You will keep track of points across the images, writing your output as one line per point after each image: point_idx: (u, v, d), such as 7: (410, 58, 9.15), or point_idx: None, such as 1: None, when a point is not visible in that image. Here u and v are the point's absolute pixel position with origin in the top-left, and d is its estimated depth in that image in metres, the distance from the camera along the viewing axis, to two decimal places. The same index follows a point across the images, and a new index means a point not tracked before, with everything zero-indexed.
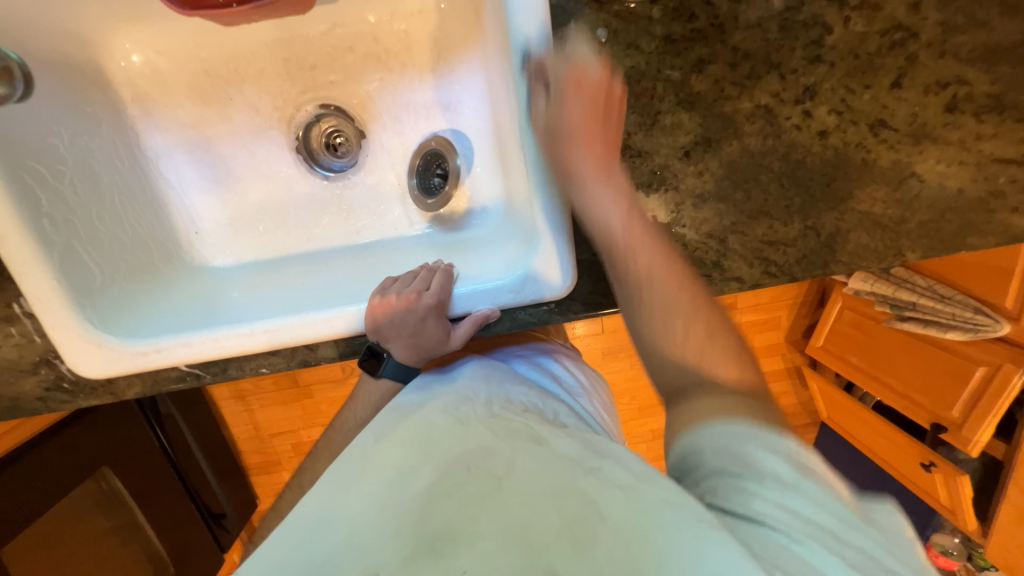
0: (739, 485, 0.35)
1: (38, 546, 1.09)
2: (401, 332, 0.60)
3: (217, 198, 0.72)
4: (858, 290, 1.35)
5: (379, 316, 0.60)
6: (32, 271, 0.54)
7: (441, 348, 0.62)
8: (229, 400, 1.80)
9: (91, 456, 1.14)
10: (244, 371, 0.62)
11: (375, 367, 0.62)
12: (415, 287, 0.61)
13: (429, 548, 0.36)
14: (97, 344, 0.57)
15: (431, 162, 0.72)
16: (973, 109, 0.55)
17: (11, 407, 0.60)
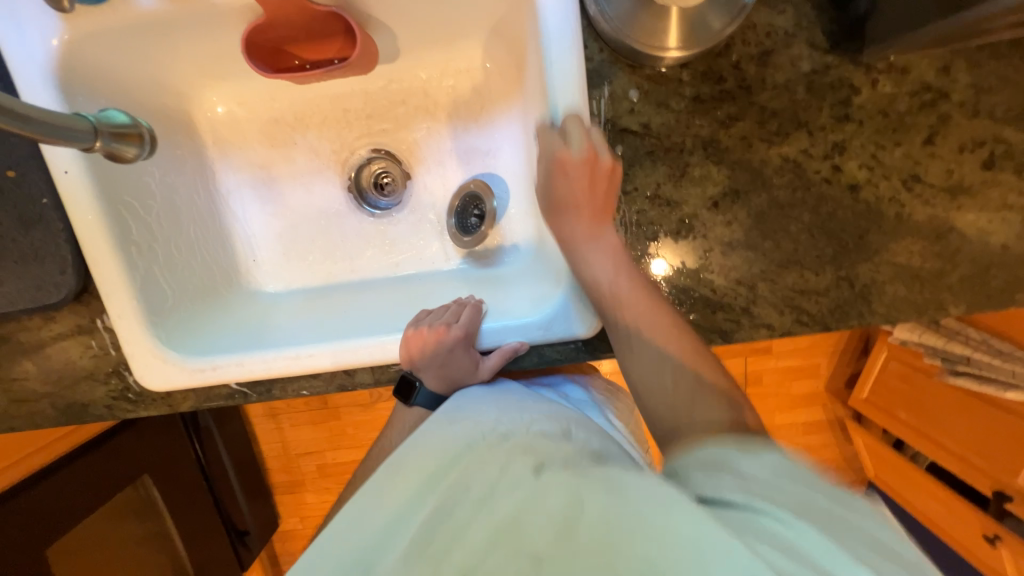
0: (719, 477, 0.41)
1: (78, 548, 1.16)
2: (432, 363, 0.63)
3: (274, 230, 0.79)
4: (903, 341, 1.26)
5: (414, 347, 0.63)
6: (118, 293, 0.60)
7: (469, 377, 0.65)
8: (262, 418, 1.86)
9: (136, 463, 1.21)
10: (286, 392, 0.66)
11: (407, 396, 0.66)
12: (445, 320, 0.64)
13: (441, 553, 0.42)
14: (163, 359, 0.63)
15: (469, 202, 0.77)
16: (1013, 167, 0.55)
17: (80, 413, 0.66)
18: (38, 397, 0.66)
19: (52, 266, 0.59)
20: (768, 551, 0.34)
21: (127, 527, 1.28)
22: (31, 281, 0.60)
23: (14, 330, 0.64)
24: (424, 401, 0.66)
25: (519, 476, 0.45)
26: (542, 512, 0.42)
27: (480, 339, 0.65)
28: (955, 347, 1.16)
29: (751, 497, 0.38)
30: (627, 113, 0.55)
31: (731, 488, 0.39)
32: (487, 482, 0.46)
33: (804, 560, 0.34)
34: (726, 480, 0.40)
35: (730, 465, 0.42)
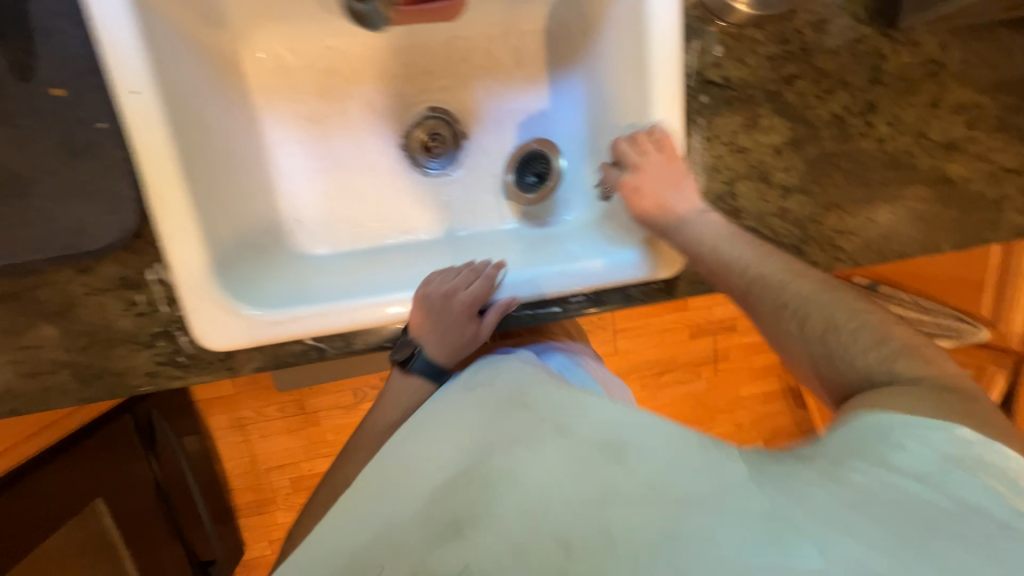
0: (875, 440, 0.42)
1: None
2: (466, 322, 0.64)
3: (321, 187, 0.74)
4: None
5: (402, 310, 0.61)
6: (185, 235, 0.54)
7: (472, 344, 0.66)
8: None
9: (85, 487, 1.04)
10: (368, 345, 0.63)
11: (404, 361, 0.65)
12: (456, 282, 0.63)
13: (456, 532, 0.43)
14: (232, 313, 0.56)
15: (529, 164, 0.78)
16: (985, 128, 0.70)
17: (114, 384, 0.57)
18: (57, 368, 0.56)
19: (103, 205, 0.53)
20: (828, 524, 0.37)
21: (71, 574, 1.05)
22: (74, 220, 0.53)
23: (33, 285, 0.54)
24: (421, 366, 0.66)
25: (538, 449, 0.48)
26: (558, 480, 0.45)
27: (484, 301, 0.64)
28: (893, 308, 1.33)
29: (876, 495, 0.38)
30: (711, 66, 0.62)
31: (817, 496, 0.39)
32: (502, 462, 0.48)
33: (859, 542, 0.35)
34: (888, 475, 0.40)
35: (893, 444, 0.42)
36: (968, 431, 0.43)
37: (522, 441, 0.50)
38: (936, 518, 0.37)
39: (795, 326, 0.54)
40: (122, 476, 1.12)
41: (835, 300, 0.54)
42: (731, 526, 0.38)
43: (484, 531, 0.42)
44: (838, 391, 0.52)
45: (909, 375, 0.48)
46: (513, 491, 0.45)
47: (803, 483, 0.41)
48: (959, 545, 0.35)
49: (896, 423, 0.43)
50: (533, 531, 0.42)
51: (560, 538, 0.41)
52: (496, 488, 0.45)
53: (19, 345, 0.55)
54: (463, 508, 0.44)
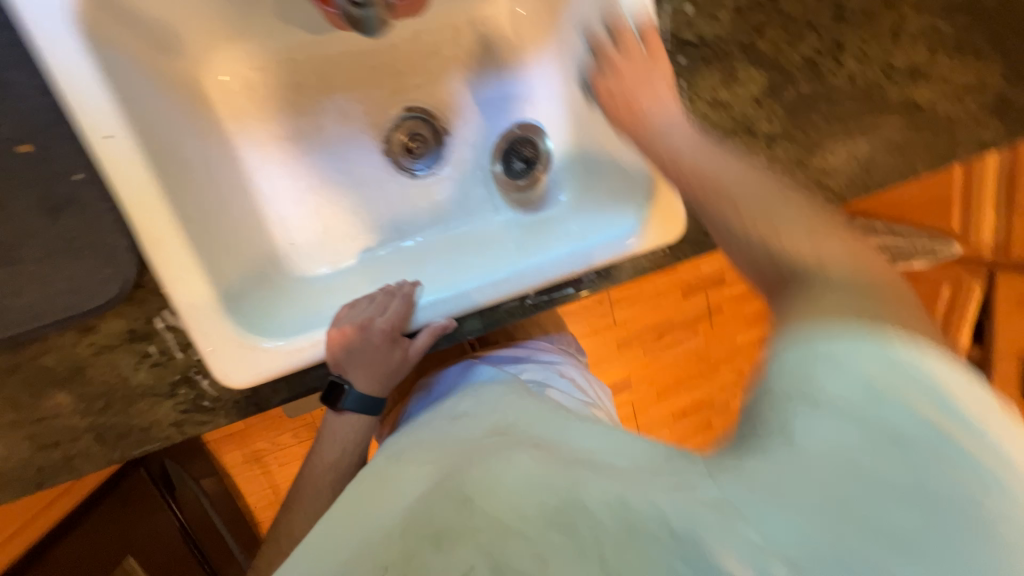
0: (801, 373, 0.35)
1: None
2: (360, 361, 0.60)
3: (311, 206, 0.72)
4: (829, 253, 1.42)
5: (337, 351, 0.58)
6: (189, 276, 0.52)
7: (400, 369, 0.63)
8: None
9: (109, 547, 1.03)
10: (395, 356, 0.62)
11: (334, 401, 0.62)
12: (370, 313, 0.61)
13: (434, 544, 0.35)
14: (251, 347, 0.55)
15: (514, 151, 0.78)
16: (946, 51, 0.72)
17: (140, 440, 0.55)
18: (79, 434, 0.54)
19: (96, 259, 0.51)
20: (813, 502, 0.31)
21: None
22: (68, 283, 0.51)
23: (37, 353, 0.52)
24: (353, 404, 0.63)
25: (516, 460, 0.41)
26: (547, 490, 0.37)
27: (406, 326, 0.61)
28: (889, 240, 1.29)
29: (861, 450, 0.31)
30: (685, 26, 0.63)
31: (823, 429, 0.33)
32: (483, 473, 0.40)
33: (810, 502, 0.31)
34: (791, 414, 0.34)
35: (826, 365, 0.34)
36: (986, 394, 0.33)
37: (518, 455, 0.42)
38: (921, 477, 0.30)
39: (726, 209, 0.47)
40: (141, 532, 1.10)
41: (792, 209, 0.46)
42: (756, 518, 0.31)
43: (465, 546, 0.34)
44: (753, 269, 0.46)
45: (821, 245, 0.44)
46: (493, 504, 0.37)
47: (798, 413, 0.34)
48: (921, 519, 0.29)
49: (864, 347, 0.35)
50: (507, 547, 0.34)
51: (537, 554, 0.33)
52: (468, 503, 0.37)
53: (37, 417, 0.53)
54: (443, 520, 0.37)
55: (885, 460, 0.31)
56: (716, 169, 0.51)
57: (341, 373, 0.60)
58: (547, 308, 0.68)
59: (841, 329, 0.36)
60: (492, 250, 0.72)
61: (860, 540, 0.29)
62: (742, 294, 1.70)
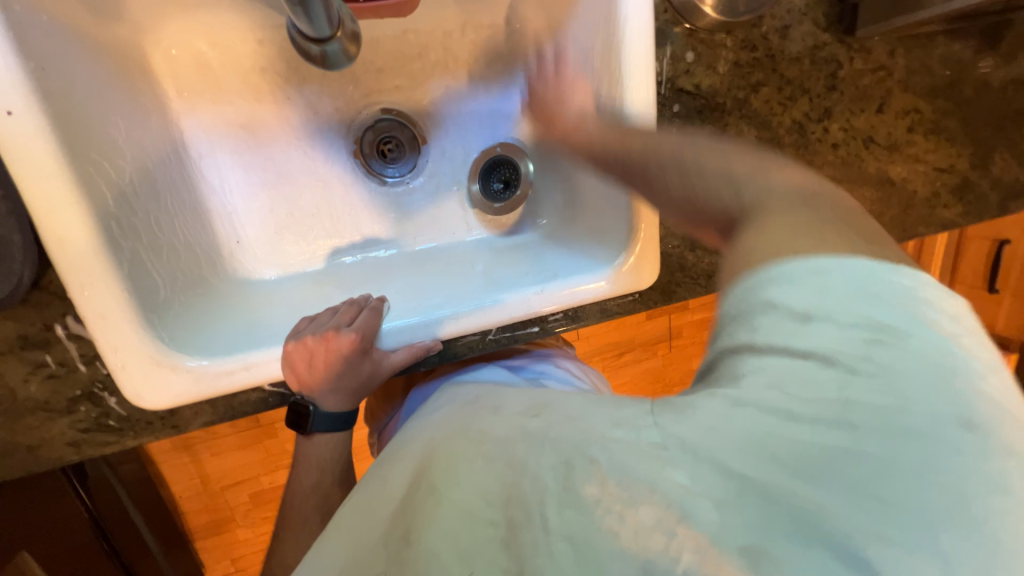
0: (748, 322, 0.31)
1: None
2: (326, 376, 0.55)
3: (264, 203, 0.66)
4: None
5: (298, 364, 0.53)
6: (98, 284, 0.45)
7: (372, 383, 0.57)
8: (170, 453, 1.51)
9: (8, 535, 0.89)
10: (364, 369, 0.56)
11: (303, 425, 0.57)
12: (334, 323, 0.55)
13: (402, 540, 0.35)
14: (170, 366, 0.48)
15: (491, 173, 0.74)
16: (923, 131, 0.74)
17: (28, 459, 0.48)
18: None
19: None
20: (764, 449, 0.28)
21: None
22: None
23: None
24: (323, 426, 0.57)
25: (487, 428, 0.38)
26: (506, 475, 0.34)
27: (377, 342, 0.56)
28: None
29: (805, 384, 0.28)
30: (683, 73, 0.61)
31: (768, 370, 0.29)
32: (451, 453, 0.37)
33: (758, 438, 0.28)
34: (754, 362, 0.30)
35: (767, 301, 0.30)
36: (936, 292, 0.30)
37: (474, 436, 0.38)
38: (851, 397, 0.28)
39: (661, 174, 0.42)
40: (43, 521, 0.96)
41: (714, 149, 0.40)
42: (699, 471, 0.29)
43: (427, 535, 0.34)
44: (700, 217, 0.39)
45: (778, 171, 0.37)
46: (456, 492, 0.35)
47: (749, 362, 0.30)
48: (848, 437, 0.27)
49: (802, 272, 0.30)
50: (468, 534, 0.33)
51: (502, 536, 0.33)
52: (434, 493, 0.36)
53: None
54: (417, 517, 0.35)
55: (823, 388, 0.28)
56: (644, 139, 0.47)
57: (306, 394, 0.55)
58: (508, 344, 0.64)
59: (790, 261, 0.31)
60: (461, 273, 0.67)
61: (807, 484, 0.27)
62: (701, 321, 1.73)
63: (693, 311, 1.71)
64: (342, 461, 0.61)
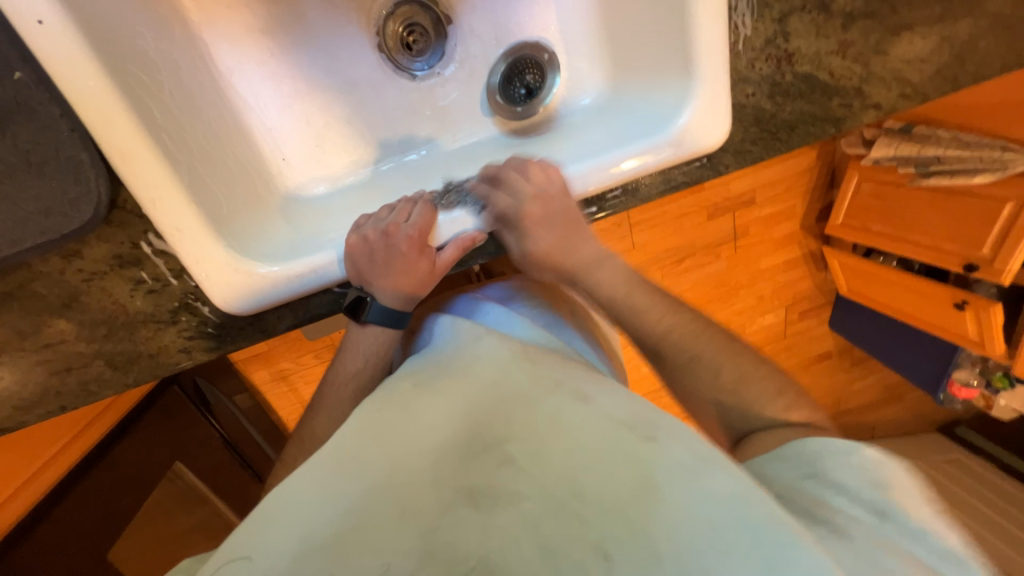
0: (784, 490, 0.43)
1: (147, 554, 1.03)
2: (384, 272, 0.55)
3: (299, 115, 0.64)
4: (877, 159, 1.33)
5: (359, 258, 0.54)
6: (168, 195, 0.47)
7: (431, 279, 0.57)
8: (269, 384, 1.44)
9: (163, 450, 1.04)
10: (420, 263, 0.55)
11: (356, 315, 0.57)
12: (392, 219, 0.55)
13: (468, 500, 0.36)
14: (247, 273, 0.51)
15: (509, 81, 0.68)
16: None
17: (151, 365, 0.54)
18: (89, 360, 0.53)
19: (61, 177, 0.44)
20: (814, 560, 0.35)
21: (178, 520, 1.11)
22: (36, 203, 0.45)
23: (26, 279, 0.48)
24: (377, 318, 0.58)
25: (567, 425, 0.40)
26: (611, 478, 0.37)
27: (434, 236, 0.56)
28: (928, 149, 1.22)
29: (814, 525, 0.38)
30: None
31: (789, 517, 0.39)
32: (528, 421, 0.41)
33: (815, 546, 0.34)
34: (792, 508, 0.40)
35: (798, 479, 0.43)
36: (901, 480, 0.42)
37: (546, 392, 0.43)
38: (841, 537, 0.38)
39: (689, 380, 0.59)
40: (194, 438, 1.13)
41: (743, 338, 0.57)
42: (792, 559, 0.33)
43: (502, 514, 0.35)
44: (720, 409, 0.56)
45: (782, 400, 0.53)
46: (544, 475, 0.37)
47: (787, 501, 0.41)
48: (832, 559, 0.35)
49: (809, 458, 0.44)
50: (551, 524, 0.35)
51: (598, 544, 0.34)
52: (509, 463, 0.38)
53: (40, 345, 0.51)
54: (478, 476, 0.37)
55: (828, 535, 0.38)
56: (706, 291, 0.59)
57: (364, 286, 0.56)
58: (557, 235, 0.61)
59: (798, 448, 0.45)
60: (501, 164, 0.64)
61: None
62: (776, 215, 1.54)
63: (759, 207, 1.51)
64: (383, 354, 0.61)
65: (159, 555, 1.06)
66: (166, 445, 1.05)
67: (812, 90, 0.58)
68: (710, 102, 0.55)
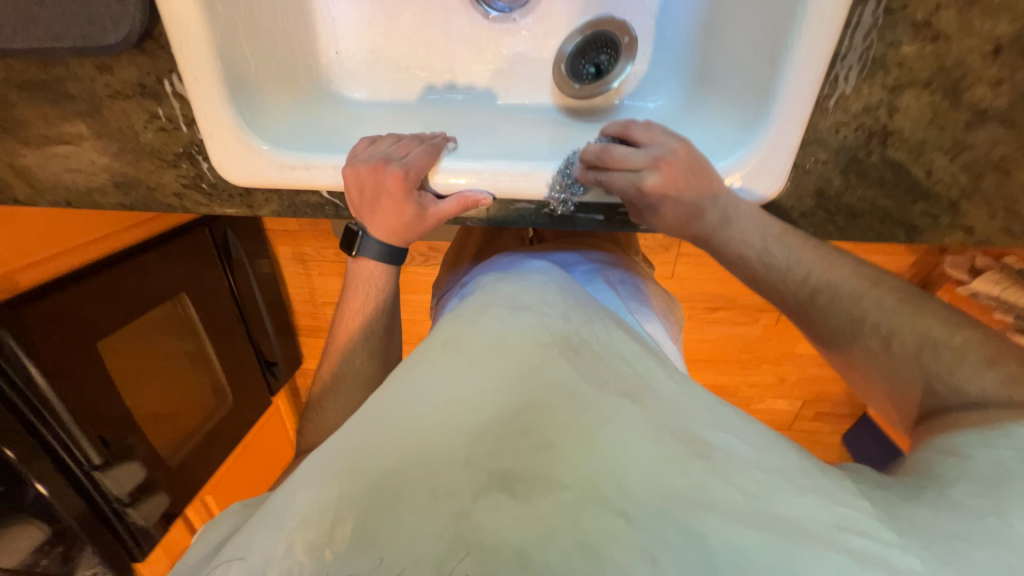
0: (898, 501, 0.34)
1: (137, 360, 1.13)
2: (372, 205, 0.55)
3: (365, 15, 0.62)
4: (975, 293, 1.15)
5: (353, 192, 0.54)
6: (197, 45, 0.48)
7: (422, 224, 0.56)
8: (288, 262, 1.52)
9: (164, 281, 1.11)
10: (407, 205, 0.54)
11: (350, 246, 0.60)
12: (383, 155, 0.53)
13: (503, 487, 0.30)
14: (248, 146, 0.52)
15: (583, 55, 0.63)
16: None
17: (147, 198, 0.58)
18: (98, 171, 0.57)
19: None
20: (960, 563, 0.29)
21: (168, 343, 1.22)
22: (82, 8, 0.46)
23: (61, 77, 0.52)
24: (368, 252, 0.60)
25: (617, 423, 0.34)
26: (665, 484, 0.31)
27: (430, 181, 0.54)
28: None
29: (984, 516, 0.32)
30: None
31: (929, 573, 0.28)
32: (571, 414, 0.34)
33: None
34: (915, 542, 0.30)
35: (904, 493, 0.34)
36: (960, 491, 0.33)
37: (597, 379, 0.37)
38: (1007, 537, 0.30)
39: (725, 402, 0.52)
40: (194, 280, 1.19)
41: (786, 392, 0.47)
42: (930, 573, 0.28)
43: (541, 502, 0.30)
44: None
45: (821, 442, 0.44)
46: (585, 461, 0.32)
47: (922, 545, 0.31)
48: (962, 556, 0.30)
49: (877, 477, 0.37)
50: (592, 514, 0.29)
51: (643, 549, 0.28)
52: (547, 450, 0.32)
53: (58, 140, 0.55)
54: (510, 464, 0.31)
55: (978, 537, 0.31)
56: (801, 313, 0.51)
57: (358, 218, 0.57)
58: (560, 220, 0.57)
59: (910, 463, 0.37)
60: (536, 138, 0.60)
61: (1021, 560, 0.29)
62: None
63: None
64: (386, 287, 0.63)
65: (146, 364, 1.16)
66: (172, 276, 1.13)
67: (894, 185, 0.50)
68: (766, 153, 0.49)
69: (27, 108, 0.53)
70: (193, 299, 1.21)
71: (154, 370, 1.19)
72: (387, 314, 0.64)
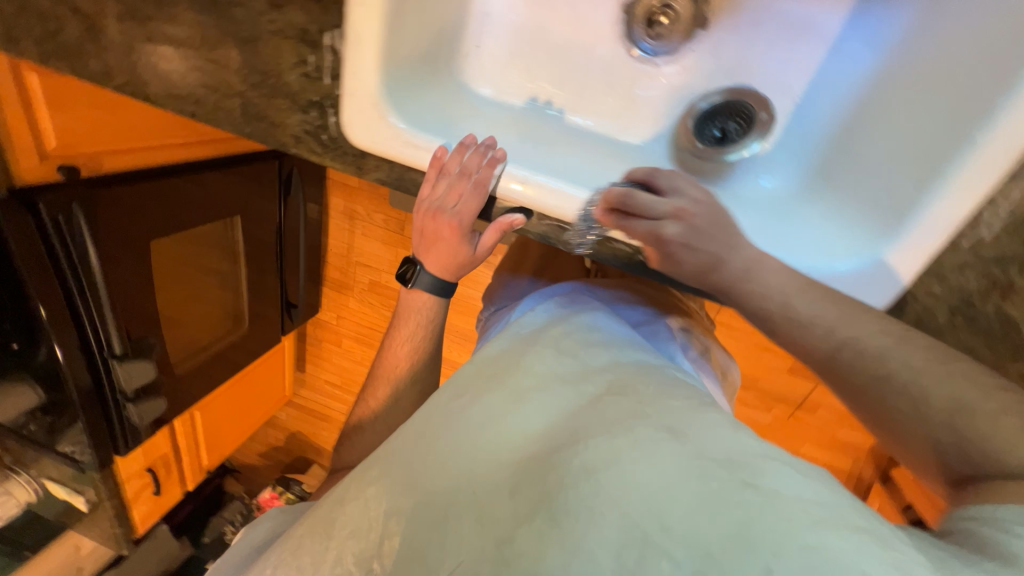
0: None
1: (176, 267, 1.15)
2: (431, 241, 0.62)
3: (515, 21, 0.65)
4: None
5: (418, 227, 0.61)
6: (370, 10, 0.49)
7: (476, 259, 0.63)
8: (338, 215, 1.54)
9: (224, 199, 1.14)
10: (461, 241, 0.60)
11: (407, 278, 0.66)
12: (437, 201, 0.57)
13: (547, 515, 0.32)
14: (380, 114, 0.53)
15: (711, 117, 0.63)
16: None
17: (267, 132, 0.59)
18: (232, 95, 0.59)
19: None
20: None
21: (206, 258, 1.24)
22: None
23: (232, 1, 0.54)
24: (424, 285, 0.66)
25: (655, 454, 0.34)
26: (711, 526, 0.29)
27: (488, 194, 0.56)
28: None
29: None
30: None
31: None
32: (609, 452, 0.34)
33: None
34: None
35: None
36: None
37: (628, 416, 0.38)
38: None
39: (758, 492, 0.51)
40: (249, 205, 1.22)
41: None
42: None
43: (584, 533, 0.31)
44: None
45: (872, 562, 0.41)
46: (627, 495, 0.32)
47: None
48: None
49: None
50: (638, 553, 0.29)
51: None
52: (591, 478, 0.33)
53: (208, 57, 0.57)
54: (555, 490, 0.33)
55: None
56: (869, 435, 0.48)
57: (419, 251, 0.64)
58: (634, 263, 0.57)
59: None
60: None
61: None
62: None
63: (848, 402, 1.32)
64: (433, 317, 0.68)
65: (183, 274, 1.18)
66: (233, 197, 1.16)
67: (1004, 343, 0.47)
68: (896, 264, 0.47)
69: (190, 19, 0.56)
70: (243, 223, 1.24)
71: (188, 282, 1.21)
72: (431, 345, 0.70)
